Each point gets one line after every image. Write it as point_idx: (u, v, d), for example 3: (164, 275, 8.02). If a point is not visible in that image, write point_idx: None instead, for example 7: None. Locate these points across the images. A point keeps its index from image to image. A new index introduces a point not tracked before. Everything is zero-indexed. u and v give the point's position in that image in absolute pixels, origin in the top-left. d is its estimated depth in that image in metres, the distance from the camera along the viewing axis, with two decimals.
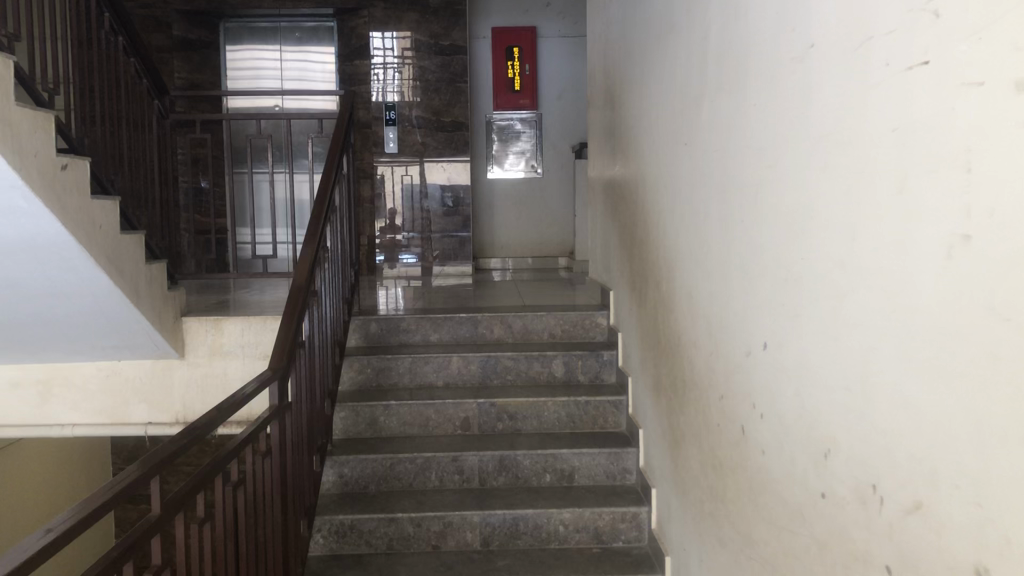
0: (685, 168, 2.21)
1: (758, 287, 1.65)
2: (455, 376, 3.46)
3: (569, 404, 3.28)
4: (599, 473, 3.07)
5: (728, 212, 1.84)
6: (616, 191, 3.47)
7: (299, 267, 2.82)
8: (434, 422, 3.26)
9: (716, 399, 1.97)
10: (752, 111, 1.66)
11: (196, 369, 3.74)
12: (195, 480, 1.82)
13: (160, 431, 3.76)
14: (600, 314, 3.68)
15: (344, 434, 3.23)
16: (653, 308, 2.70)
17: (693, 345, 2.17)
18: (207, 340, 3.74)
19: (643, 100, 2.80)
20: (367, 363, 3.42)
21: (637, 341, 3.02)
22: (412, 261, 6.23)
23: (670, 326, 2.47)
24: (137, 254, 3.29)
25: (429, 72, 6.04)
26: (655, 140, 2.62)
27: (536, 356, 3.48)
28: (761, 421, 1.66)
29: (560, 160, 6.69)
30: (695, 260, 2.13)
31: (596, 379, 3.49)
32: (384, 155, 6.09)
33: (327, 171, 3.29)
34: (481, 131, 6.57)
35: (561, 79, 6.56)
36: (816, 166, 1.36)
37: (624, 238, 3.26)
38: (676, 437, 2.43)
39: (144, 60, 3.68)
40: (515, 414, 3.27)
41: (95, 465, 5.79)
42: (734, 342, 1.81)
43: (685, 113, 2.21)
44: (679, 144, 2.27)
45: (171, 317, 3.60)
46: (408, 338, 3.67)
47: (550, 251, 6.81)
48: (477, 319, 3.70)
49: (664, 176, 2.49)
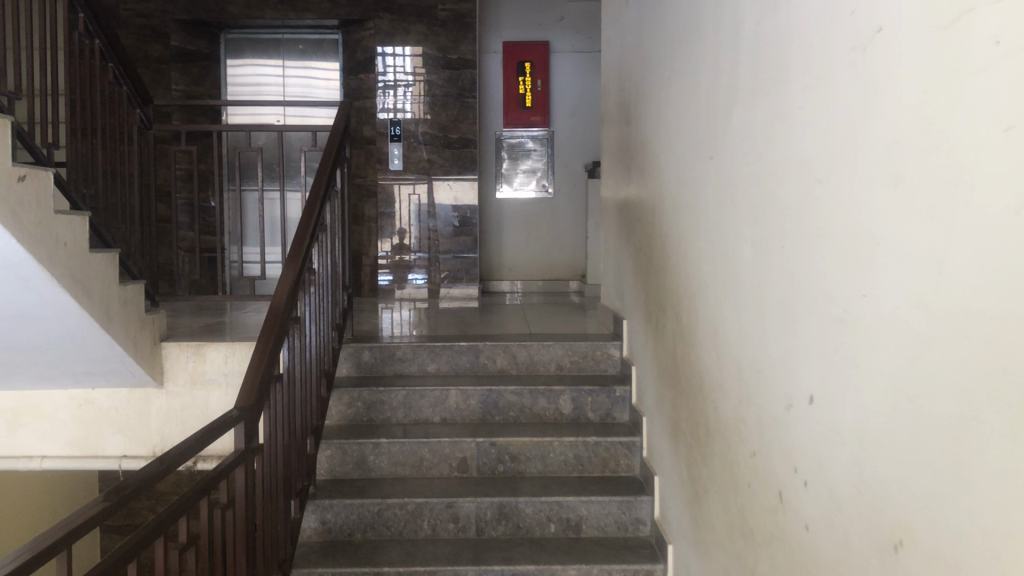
0: (711, 184, 1.94)
1: (802, 328, 1.37)
2: (453, 412, 3.18)
3: (577, 444, 2.98)
4: (609, 524, 2.77)
5: (764, 235, 1.57)
6: (630, 212, 3.19)
7: (280, 288, 2.55)
8: (428, 462, 2.97)
9: (747, 456, 1.68)
10: (796, 115, 1.39)
11: (176, 399, 3.47)
12: (127, 547, 1.54)
13: (134, 466, 3.48)
14: (613, 344, 3.39)
15: (330, 474, 2.94)
16: (671, 342, 2.42)
17: (719, 391, 1.89)
18: (188, 368, 3.47)
19: (662, 112, 2.53)
20: (358, 395, 3.15)
21: (652, 378, 2.73)
22: (421, 282, 5.94)
23: (690, 365, 2.18)
24: (109, 274, 3.02)
25: (436, 86, 5.79)
26: (675, 156, 2.35)
27: (541, 391, 3.19)
28: (805, 490, 1.37)
29: (572, 180, 6.42)
30: (722, 291, 1.85)
31: (607, 418, 3.20)
32: (389, 173, 5.83)
33: (317, 185, 3.03)
34: (490, 148, 6.33)
35: (574, 96, 6.31)
36: (886, 178, 1.09)
37: (639, 262, 2.98)
38: (697, 493, 2.13)
39: (125, 66, 3.43)
40: (518, 455, 2.98)
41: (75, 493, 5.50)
42: (770, 391, 1.53)
43: (711, 122, 1.94)
44: (704, 157, 2.00)
45: (148, 343, 3.33)
46: (403, 368, 3.39)
47: (561, 274, 6.52)
48: (478, 348, 3.42)
49: (686, 195, 2.22)
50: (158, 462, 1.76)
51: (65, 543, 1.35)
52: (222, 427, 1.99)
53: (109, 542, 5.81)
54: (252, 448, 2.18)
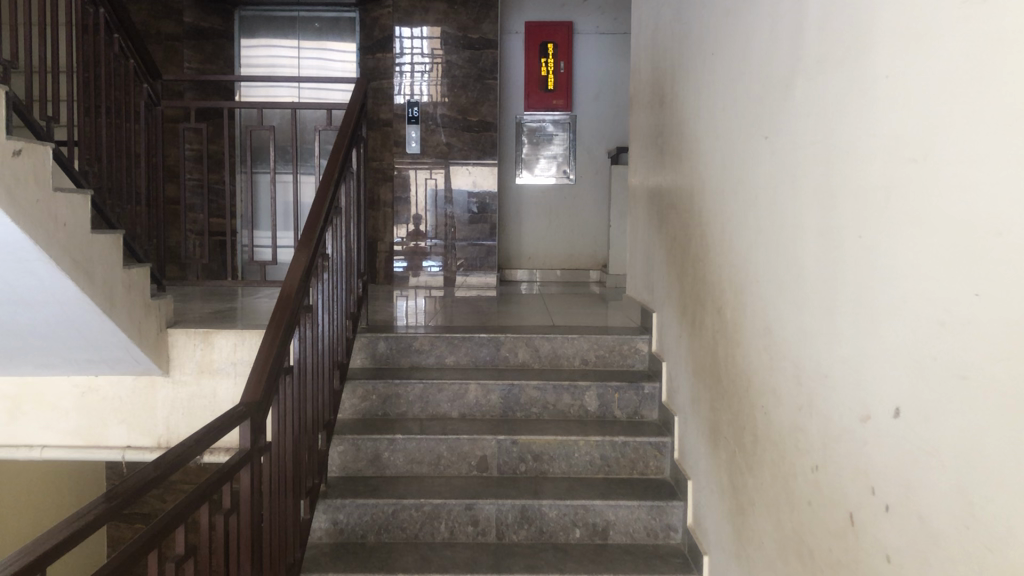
0: (767, 166, 1.75)
1: (884, 331, 1.20)
2: (473, 407, 3.01)
3: (604, 444, 2.82)
4: (638, 531, 2.60)
5: (834, 224, 1.39)
6: (663, 198, 3.01)
7: (291, 274, 2.39)
8: (446, 460, 2.81)
9: (808, 471, 1.51)
10: (880, 86, 1.21)
11: (182, 388, 3.32)
12: (122, 561, 1.36)
13: (139, 457, 3.33)
14: (641, 338, 3.22)
15: (343, 471, 2.79)
16: (711, 339, 2.25)
17: (772, 395, 1.71)
18: (195, 356, 3.32)
19: (704, 90, 2.34)
20: (372, 388, 2.99)
21: (686, 375, 2.56)
22: (436, 270, 5.78)
23: (735, 365, 2.00)
24: (112, 257, 2.87)
25: (456, 67, 5.60)
26: (719, 138, 2.16)
27: (566, 387, 3.02)
28: (884, 515, 1.20)
29: (595, 166, 6.23)
30: (778, 286, 1.67)
31: (634, 416, 3.03)
32: (405, 156, 5.66)
33: (331, 165, 2.86)
34: (511, 131, 6.15)
35: (598, 78, 6.12)
36: (1013, 156, 0.91)
37: (672, 251, 2.80)
38: (741, 506, 1.96)
39: (131, 37, 3.24)
40: (541, 454, 2.81)
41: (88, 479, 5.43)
42: (841, 400, 1.35)
43: (768, 96, 1.75)
44: (757, 136, 1.82)
45: (154, 330, 3.18)
46: (420, 359, 3.23)
47: (582, 263, 6.34)
48: (499, 340, 3.25)
49: (732, 180, 2.03)
50: (152, 466, 1.56)
51: (50, 560, 1.16)
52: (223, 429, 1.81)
53: (121, 532, 5.72)
54: (259, 447, 2.02)
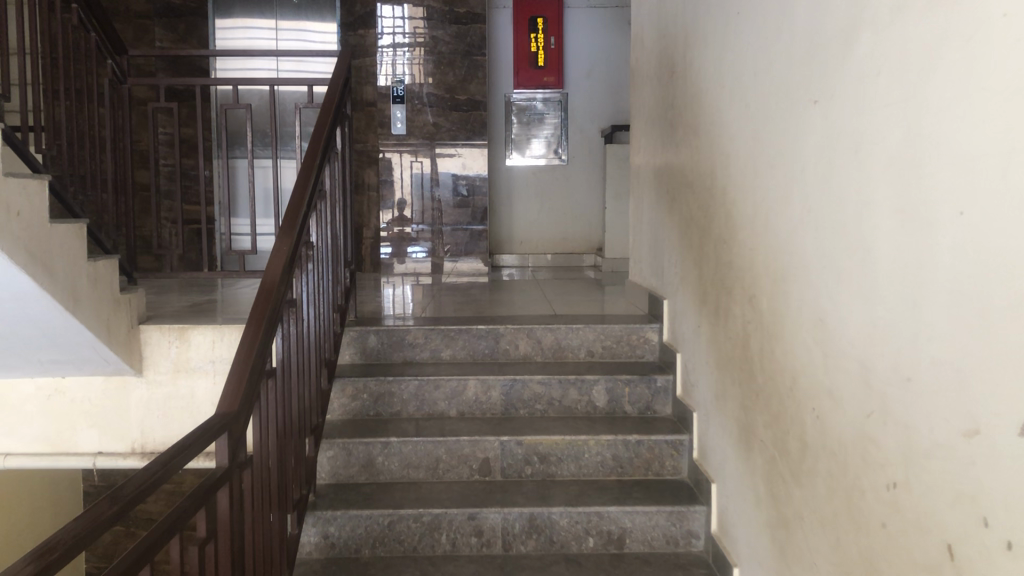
0: (820, 132, 1.54)
1: (1002, 330, 0.98)
2: (472, 405, 2.79)
3: (616, 444, 2.60)
4: (656, 539, 2.39)
5: (923, 198, 1.17)
6: (674, 176, 2.79)
7: (273, 263, 2.15)
8: (445, 464, 2.58)
9: (881, 489, 1.30)
10: (991, 30, 1.00)
11: (156, 389, 3.08)
12: None
13: (111, 463, 3.09)
14: (651, 328, 3.00)
15: (333, 478, 2.57)
16: (741, 330, 2.04)
17: (829, 397, 1.50)
18: (170, 354, 3.07)
19: (728, 55, 2.13)
20: (363, 386, 2.76)
21: (708, 369, 2.35)
22: (422, 256, 5.53)
23: (773, 361, 1.80)
24: (75, 248, 2.62)
25: (442, 44, 5.36)
26: (748, 107, 1.95)
27: (573, 381, 2.80)
28: (1005, 553, 0.98)
29: (587, 146, 5.99)
30: (838, 271, 1.45)
31: (647, 412, 2.81)
32: (390, 137, 5.40)
33: (314, 146, 2.62)
34: (500, 110, 5.91)
35: (590, 54, 5.89)
36: None
37: (688, 233, 2.58)
38: (784, 519, 1.75)
39: (89, 8, 2.91)
40: (548, 455, 2.59)
41: (64, 493, 5.20)
42: (934, 409, 1.14)
43: (819, 55, 1.53)
44: (805, 101, 1.60)
45: (124, 326, 2.93)
46: (413, 354, 3.00)
47: (574, 247, 6.12)
48: (498, 332, 3.02)
49: (767, 153, 1.82)
50: (108, 501, 1.28)
51: None
52: (191, 450, 1.57)
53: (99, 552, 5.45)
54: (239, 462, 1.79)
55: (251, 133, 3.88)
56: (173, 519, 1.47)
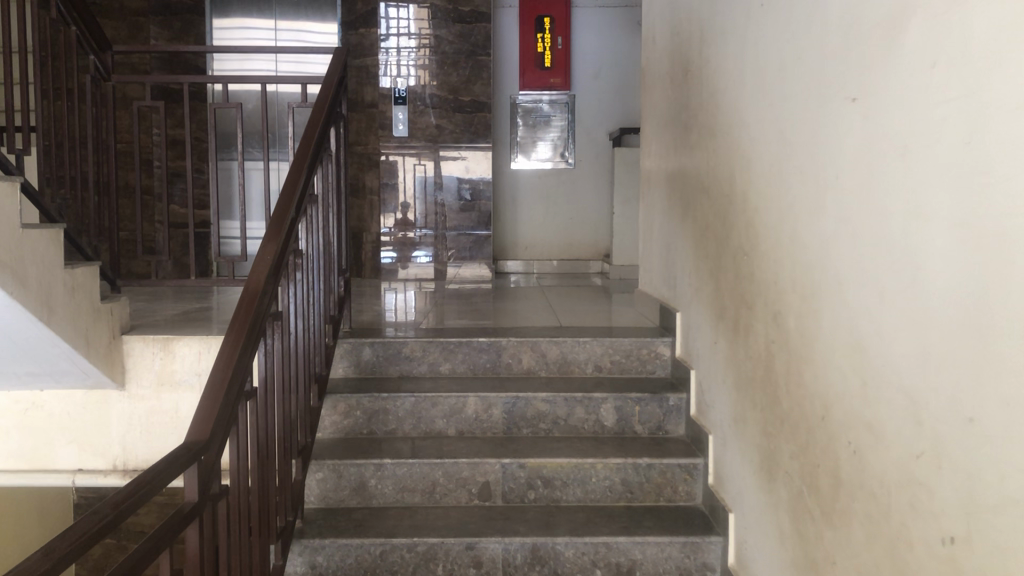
0: (859, 132, 1.37)
1: None
2: (471, 424, 2.63)
3: (625, 467, 2.43)
4: (668, 572, 2.22)
5: (988, 210, 1.01)
6: (688, 181, 2.62)
7: (257, 272, 1.99)
8: (442, 489, 2.42)
9: (934, 543, 1.13)
10: None
11: (140, 403, 2.92)
12: None
13: (91, 481, 2.93)
14: (662, 341, 2.83)
15: (322, 502, 2.40)
16: (763, 350, 1.88)
17: (867, 431, 1.33)
18: (154, 366, 2.91)
19: (751, 50, 1.96)
20: (356, 403, 2.60)
21: (725, 390, 2.19)
22: (425, 261, 5.38)
23: (802, 386, 1.63)
24: (51, 255, 2.46)
25: (446, 44, 5.20)
26: (774, 107, 1.78)
27: (579, 398, 2.63)
28: None
29: (595, 149, 5.83)
30: (880, 289, 1.29)
31: (658, 432, 2.64)
32: (392, 140, 5.24)
33: (304, 146, 2.46)
34: (505, 111, 5.75)
35: (598, 54, 5.72)
36: None
37: (703, 242, 2.41)
38: (813, 562, 1.58)
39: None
40: (553, 479, 2.42)
41: (52, 508, 5.02)
42: (1003, 458, 0.98)
43: (859, 45, 1.36)
44: (840, 98, 1.44)
45: (105, 337, 2.77)
46: (410, 368, 2.84)
47: (581, 253, 5.95)
48: (500, 345, 2.85)
49: (796, 156, 1.65)
50: (42, 554, 1.11)
51: None
52: (151, 488, 1.40)
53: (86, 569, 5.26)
54: (211, 494, 1.63)
55: (242, 134, 3.71)
56: (124, 569, 1.31)
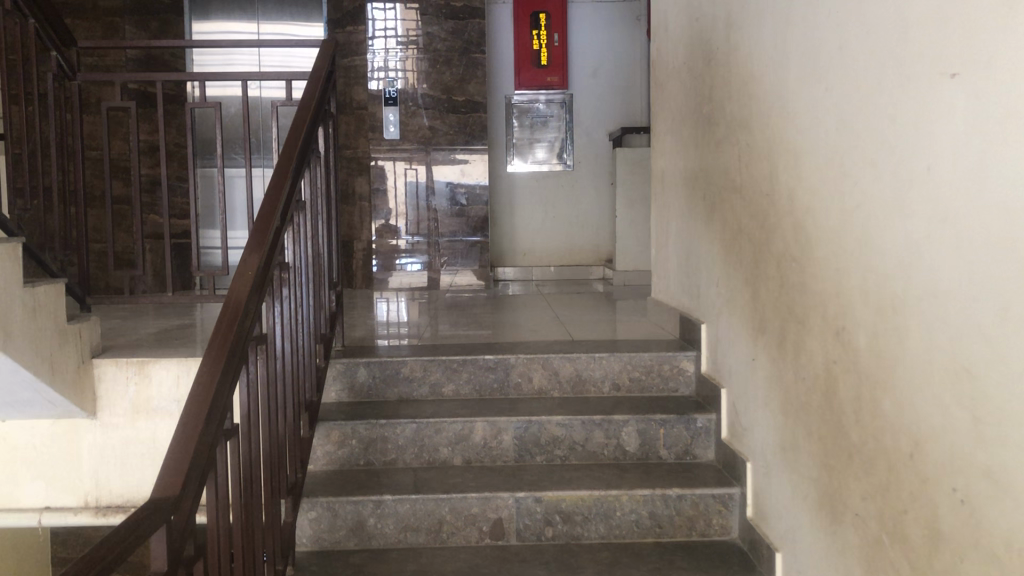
0: (963, 111, 1.13)
1: None
2: (479, 451, 2.38)
3: (654, 500, 2.18)
4: None
5: None
6: (714, 180, 2.38)
7: (239, 289, 1.74)
8: (449, 527, 2.17)
9: None
10: None
11: (113, 433, 2.65)
12: None
13: (60, 520, 2.67)
14: (686, 356, 2.59)
15: (316, 544, 2.15)
16: (820, 372, 1.64)
17: (984, 481, 1.09)
18: (128, 393, 2.64)
19: (799, 28, 1.72)
20: (352, 431, 2.35)
21: (769, 414, 1.94)
22: (417, 268, 5.11)
23: (879, 417, 1.39)
24: (8, 272, 2.20)
25: (438, 41, 4.97)
26: (834, 92, 1.54)
27: (598, 422, 2.38)
28: None
29: (594, 150, 5.59)
30: (1004, 306, 1.05)
31: (685, 457, 2.40)
32: (383, 142, 5.00)
33: (290, 147, 2.21)
34: (500, 112, 5.51)
35: (596, 52, 5.50)
36: None
37: (735, 248, 2.17)
38: None
39: None
40: (573, 515, 2.17)
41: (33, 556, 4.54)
42: None
43: (962, 8, 1.13)
44: (934, 75, 1.20)
45: (72, 363, 2.50)
46: (410, 390, 2.59)
47: (581, 258, 5.70)
48: (508, 363, 2.60)
49: (868, 144, 1.41)
50: None
51: None
52: (107, 566, 1.11)
53: None
54: (185, 558, 1.37)
55: (220, 137, 3.43)
56: None
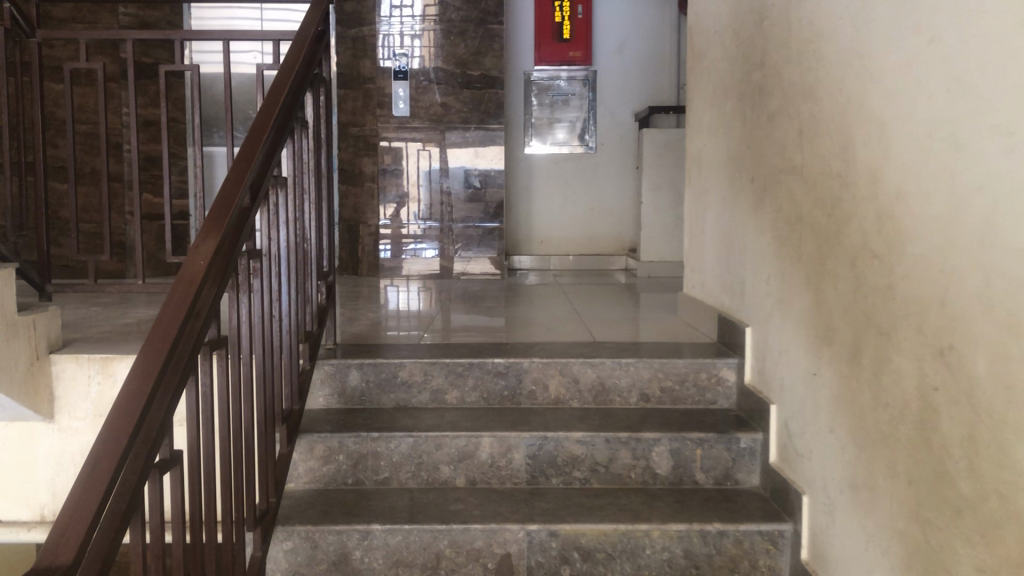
0: None
1: None
2: (485, 472, 2.05)
3: (690, 536, 1.84)
4: None
5: None
6: (765, 160, 2.03)
7: (189, 274, 1.41)
8: (448, 564, 1.84)
9: None
10: None
11: (72, 440, 2.34)
12: None
13: (11, 537, 2.38)
14: (725, 363, 2.25)
15: None
16: (913, 401, 1.29)
17: None
18: (90, 395, 2.33)
19: None
20: (339, 445, 2.02)
21: (835, 442, 1.60)
22: (431, 255, 4.79)
23: (1009, 469, 1.05)
24: None
25: (452, 10, 4.62)
26: (947, 40, 1.20)
27: (624, 440, 2.05)
28: None
29: (619, 131, 5.23)
30: None
31: (724, 482, 2.06)
32: (392, 120, 4.67)
33: (268, 110, 1.88)
34: (519, 89, 5.16)
35: (621, 26, 5.14)
36: None
37: (793, 240, 1.82)
38: None
39: None
40: (593, 552, 1.84)
41: None
42: None
43: None
44: None
45: (25, 361, 2.19)
46: (408, 397, 2.26)
47: (602, 247, 5.35)
48: (521, 368, 2.26)
49: (1000, 104, 1.06)
50: None
51: None
52: None
53: None
54: None
55: None
56: None
